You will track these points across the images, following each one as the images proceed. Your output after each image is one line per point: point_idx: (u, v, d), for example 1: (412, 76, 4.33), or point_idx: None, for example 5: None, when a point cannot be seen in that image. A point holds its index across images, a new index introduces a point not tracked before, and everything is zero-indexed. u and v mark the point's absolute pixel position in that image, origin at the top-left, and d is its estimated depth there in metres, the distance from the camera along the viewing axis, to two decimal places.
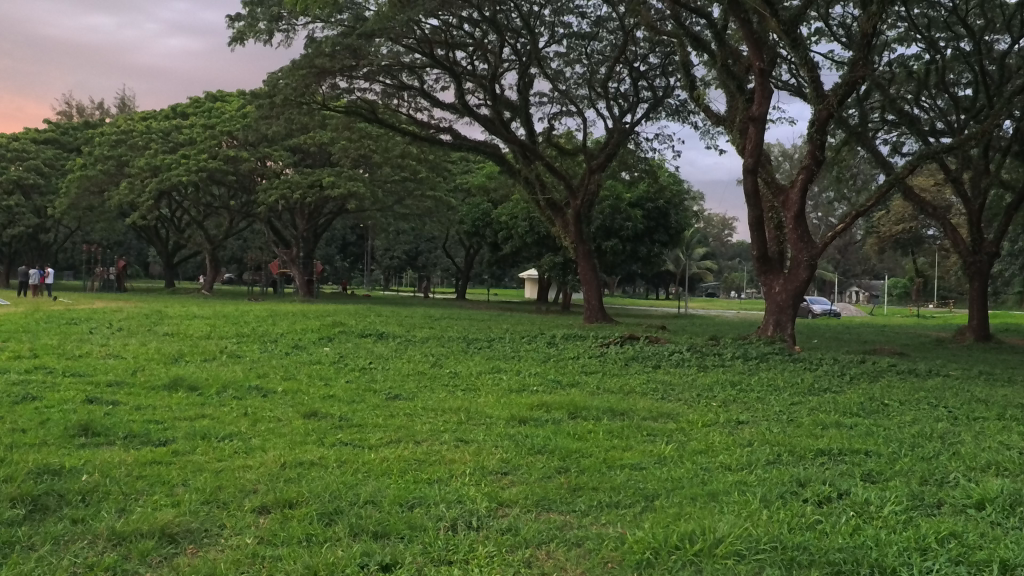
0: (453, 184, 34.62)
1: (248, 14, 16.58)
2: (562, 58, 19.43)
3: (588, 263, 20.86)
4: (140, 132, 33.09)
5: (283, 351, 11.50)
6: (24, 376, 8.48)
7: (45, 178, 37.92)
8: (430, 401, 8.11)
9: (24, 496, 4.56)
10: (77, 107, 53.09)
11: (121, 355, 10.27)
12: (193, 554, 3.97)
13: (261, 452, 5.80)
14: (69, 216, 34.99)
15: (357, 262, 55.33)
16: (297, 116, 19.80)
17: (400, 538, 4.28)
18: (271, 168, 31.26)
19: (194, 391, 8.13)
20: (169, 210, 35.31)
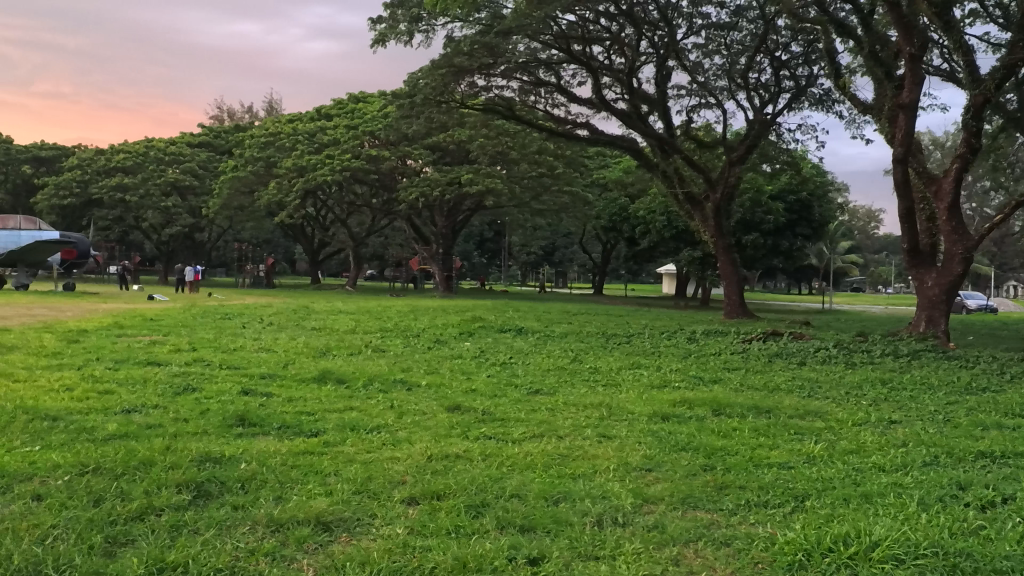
0: (590, 180, 34.54)
1: (389, 17, 16.97)
2: (700, 50, 19.08)
3: (728, 258, 20.46)
4: (287, 134, 34.29)
5: (426, 345, 11.71)
6: (184, 368, 8.89)
7: (199, 181, 39.79)
8: (570, 397, 8.11)
9: (189, 483, 4.79)
10: (229, 112, 55.66)
11: (272, 350, 10.62)
12: (346, 543, 4.07)
13: (408, 445, 5.91)
14: (222, 215, 36.53)
15: (494, 258, 55.97)
16: (437, 115, 20.12)
17: (547, 533, 4.29)
18: (411, 166, 31.94)
19: (341, 384, 8.38)
20: (315, 210, 36.46)
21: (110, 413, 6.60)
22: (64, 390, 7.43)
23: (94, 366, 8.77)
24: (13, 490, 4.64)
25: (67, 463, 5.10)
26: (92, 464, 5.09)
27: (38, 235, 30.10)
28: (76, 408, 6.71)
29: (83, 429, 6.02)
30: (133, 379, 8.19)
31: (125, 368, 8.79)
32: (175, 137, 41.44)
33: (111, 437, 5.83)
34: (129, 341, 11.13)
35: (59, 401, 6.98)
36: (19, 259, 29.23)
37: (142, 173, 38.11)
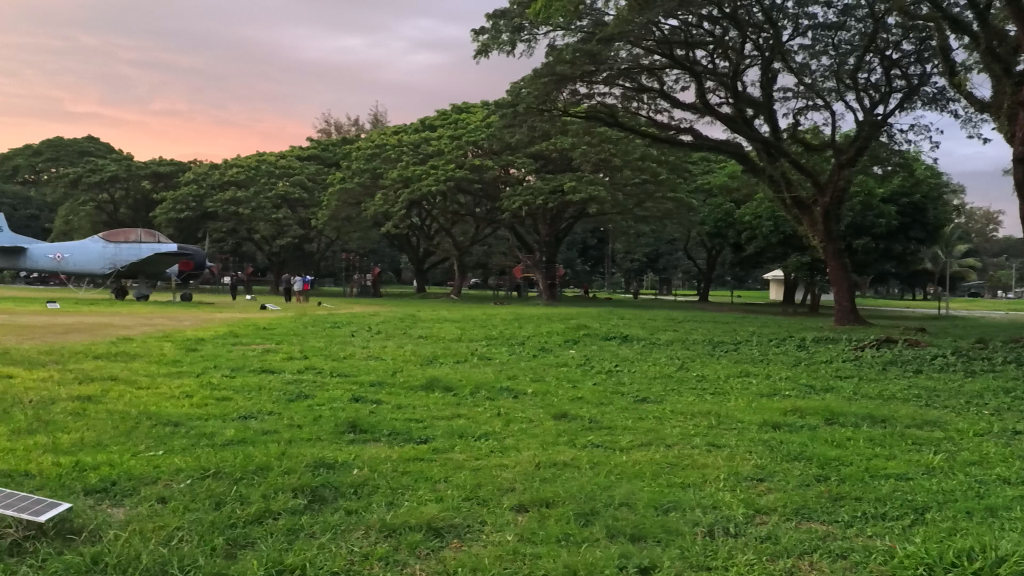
0: (694, 186, 34.17)
1: (492, 27, 17.12)
2: (806, 51, 18.71)
3: (838, 264, 19.95)
4: (393, 146, 34.94)
5: (530, 353, 11.75)
6: (296, 376, 9.12)
7: (308, 193, 40.82)
8: (678, 405, 8.02)
9: (304, 488, 4.91)
10: (337, 125, 57.09)
11: (380, 357, 10.81)
12: (457, 549, 4.11)
13: (516, 452, 5.94)
14: (330, 226, 37.35)
15: (598, 265, 55.85)
16: (539, 123, 20.20)
17: (657, 542, 4.25)
18: (513, 175, 32.12)
19: (449, 392, 8.47)
20: (420, 221, 37.00)
21: (228, 419, 6.82)
22: (184, 397, 7.70)
23: (212, 374, 9.06)
24: (140, 492, 4.84)
25: (188, 467, 5.30)
26: (213, 468, 5.27)
27: (157, 247, 31.44)
28: (195, 414, 6.94)
29: (203, 434, 6.23)
30: (248, 386, 8.43)
31: (241, 376, 9.06)
32: (284, 151, 42.66)
33: (229, 442, 6.02)
34: (243, 349, 11.48)
35: (179, 407, 7.24)
36: (140, 270, 30.50)
37: (255, 187, 39.29)
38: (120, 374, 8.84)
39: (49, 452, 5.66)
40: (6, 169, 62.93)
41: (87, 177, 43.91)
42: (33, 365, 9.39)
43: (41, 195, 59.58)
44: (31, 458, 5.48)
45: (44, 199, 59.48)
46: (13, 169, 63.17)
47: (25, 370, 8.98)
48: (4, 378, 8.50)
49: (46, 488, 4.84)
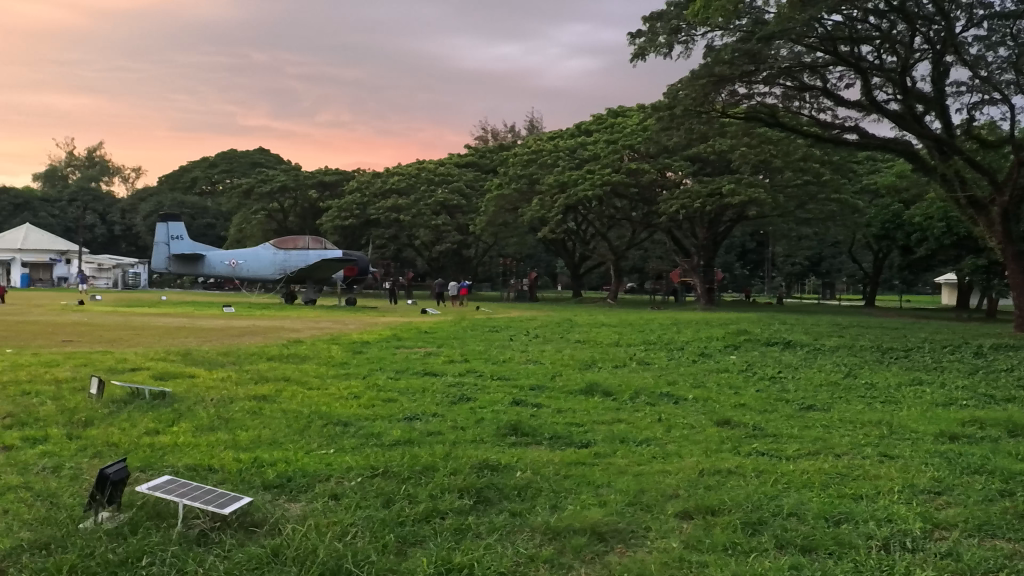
0: (859, 186, 32.93)
1: (649, 30, 17.02)
2: (981, 42, 17.77)
3: (1018, 266, 18.81)
4: (549, 151, 35.15)
5: (690, 359, 11.57)
6: (458, 379, 9.29)
7: (466, 200, 41.56)
8: (846, 414, 7.74)
9: (470, 489, 4.99)
10: (493, 132, 57.95)
11: (539, 361, 10.89)
12: (622, 554, 4.10)
13: (678, 459, 5.87)
14: (488, 232, 37.92)
15: (757, 269, 54.59)
16: (697, 125, 19.93)
17: (829, 554, 4.12)
18: (670, 179, 31.76)
19: (608, 396, 8.44)
20: (575, 226, 37.09)
21: (394, 420, 7.02)
22: (352, 398, 7.95)
23: (379, 375, 9.38)
24: (313, 488, 5.04)
25: (358, 465, 5.48)
26: (382, 467, 5.43)
27: (324, 254, 32.60)
28: (364, 415, 7.16)
29: (372, 435, 6.43)
30: (412, 388, 8.64)
31: (405, 378, 9.31)
32: (443, 159, 43.61)
33: (396, 442, 6.19)
34: (407, 352, 11.76)
35: (348, 408, 7.51)
36: (307, 276, 31.72)
37: (415, 194, 40.35)
38: (292, 375, 9.23)
39: (230, 448, 5.96)
40: (186, 181, 66.73)
41: (258, 187, 46.20)
42: (214, 366, 9.91)
43: (217, 205, 62.96)
44: (214, 453, 5.79)
45: (219, 209, 62.81)
46: (192, 181, 66.95)
47: (207, 371, 9.50)
48: (188, 377, 9.01)
49: (228, 483, 5.11)
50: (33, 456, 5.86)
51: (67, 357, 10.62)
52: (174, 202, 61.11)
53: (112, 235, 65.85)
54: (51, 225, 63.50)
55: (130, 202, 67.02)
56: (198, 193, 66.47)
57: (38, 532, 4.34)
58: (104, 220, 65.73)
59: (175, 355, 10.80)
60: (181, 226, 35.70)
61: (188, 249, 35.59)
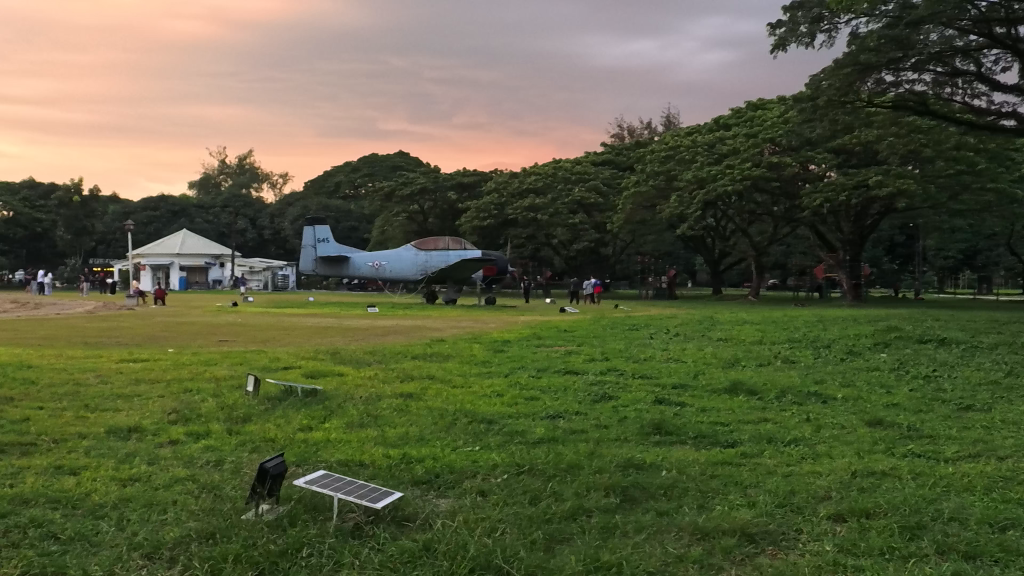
0: (1017, 174, 31.21)
1: (790, 20, 16.58)
2: None
3: None
4: (687, 147, 34.72)
5: (839, 357, 11.20)
6: (599, 377, 9.30)
7: (604, 198, 41.46)
8: (1009, 415, 7.35)
9: (616, 487, 4.99)
10: (630, 129, 57.63)
11: (681, 360, 10.78)
12: (773, 556, 4.02)
13: (829, 459, 5.71)
14: (625, 230, 37.74)
15: (907, 264, 52.45)
16: (841, 115, 19.32)
17: (995, 562, 3.93)
18: (814, 172, 30.90)
19: (753, 395, 8.28)
20: (714, 223, 36.50)
21: (537, 418, 7.07)
22: (494, 396, 8.05)
23: (521, 374, 9.46)
24: (461, 484, 5.13)
25: (504, 463, 5.54)
26: (528, 465, 5.48)
27: (464, 253, 33.07)
28: (507, 412, 7.26)
29: (516, 433, 6.49)
30: (554, 387, 8.67)
31: (547, 376, 9.36)
32: (580, 158, 43.67)
33: (539, 441, 6.23)
34: (548, 350, 11.86)
35: (492, 405, 7.61)
36: (447, 276, 32.29)
37: (553, 194, 40.56)
38: (435, 373, 9.42)
39: (380, 444, 6.13)
40: (330, 186, 68.99)
41: (399, 190, 47.35)
42: (361, 364, 10.23)
43: (360, 208, 64.77)
44: (365, 449, 5.96)
45: (362, 212, 64.60)
46: (336, 186, 69.12)
47: (355, 369, 9.80)
48: (337, 375, 9.31)
49: (379, 478, 5.25)
50: (198, 450, 6.19)
51: (225, 355, 11.18)
52: (319, 206, 63.24)
53: (262, 239, 68.60)
54: (206, 230, 66.73)
55: (279, 207, 69.67)
56: (341, 197, 68.55)
57: (205, 521, 4.57)
58: (254, 225, 68.53)
59: (324, 353, 11.20)
60: (327, 228, 36.88)
61: (334, 250, 36.74)
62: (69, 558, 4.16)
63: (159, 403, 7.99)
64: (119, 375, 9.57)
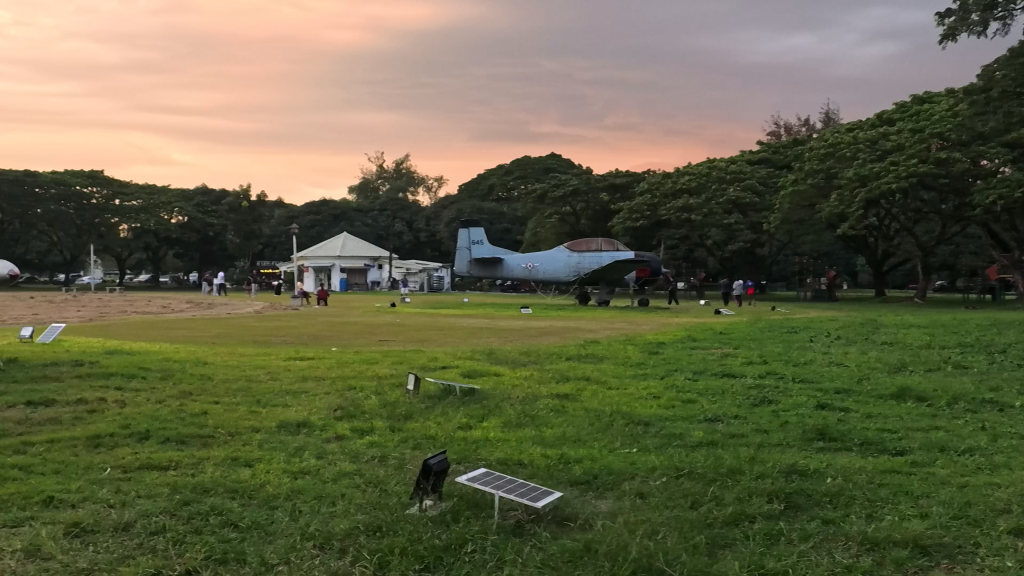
0: None
1: (960, 9, 15.80)
2: None
3: None
4: (848, 144, 33.55)
5: (1016, 363, 10.57)
6: (758, 381, 9.10)
7: (759, 198, 40.53)
8: None
9: (779, 494, 4.88)
10: (787, 127, 56.16)
11: (843, 364, 10.43)
12: (949, 570, 3.85)
13: (1008, 471, 5.41)
14: (782, 230, 36.78)
15: None
16: (1017, 108, 18.28)
17: None
18: (985, 167, 29.32)
19: (922, 402, 7.93)
20: (877, 222, 35.14)
21: (695, 422, 6.99)
22: (651, 398, 8.00)
23: (676, 376, 9.36)
24: (619, 486, 5.12)
25: (663, 465, 5.51)
26: (687, 468, 5.43)
27: (616, 254, 32.95)
28: (664, 415, 7.21)
29: (673, 435, 6.44)
30: (711, 390, 8.55)
31: (704, 380, 9.24)
32: (734, 157, 42.85)
33: (698, 444, 6.16)
34: (703, 353, 11.71)
35: (648, 407, 7.57)
36: (600, 277, 32.28)
37: (707, 194, 39.96)
38: (591, 374, 9.44)
39: (538, 444, 6.19)
40: (484, 189, 70.06)
41: (552, 192, 47.65)
42: (517, 364, 10.35)
43: (513, 211, 65.45)
44: (523, 449, 6.04)
45: (515, 214, 65.26)
46: (489, 188, 70.10)
47: (512, 369, 9.94)
48: (494, 375, 9.45)
49: (538, 478, 5.31)
50: (362, 445, 6.41)
51: (385, 354, 11.54)
52: (473, 209, 64.29)
53: (418, 242, 70.22)
54: (365, 233, 68.89)
55: (434, 210, 71.22)
56: (495, 200, 69.48)
57: (372, 515, 4.72)
58: (410, 228, 70.25)
59: (481, 353, 11.40)
60: (481, 230, 37.44)
61: (487, 252, 37.28)
62: (247, 545, 4.38)
63: (326, 399, 8.31)
64: (288, 372, 10.02)
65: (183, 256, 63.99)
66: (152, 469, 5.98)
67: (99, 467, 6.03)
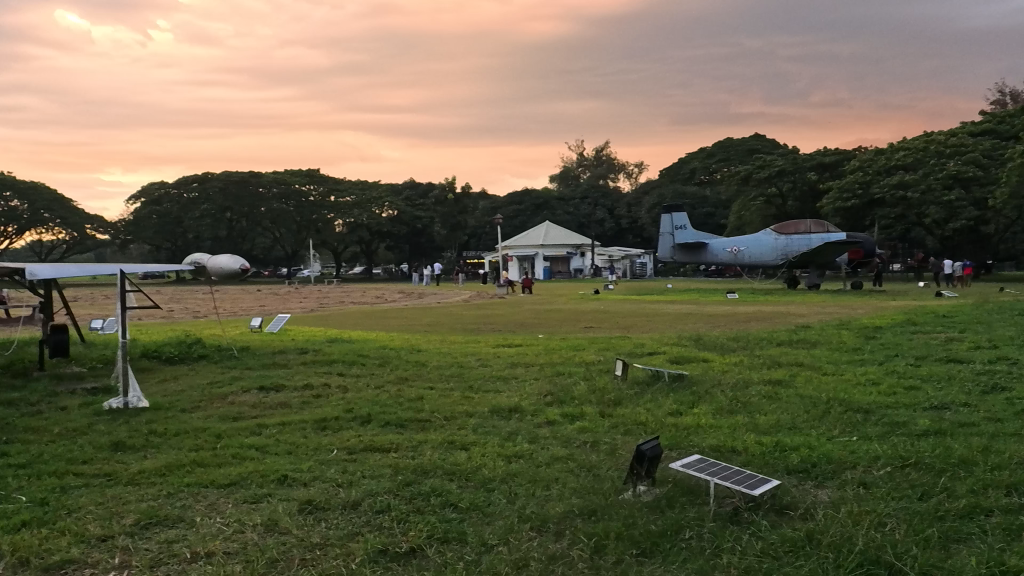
0: None
1: None
2: None
3: None
4: None
5: None
6: (988, 367, 8.52)
7: (984, 170, 37.85)
8: None
9: (1018, 486, 4.57)
10: (1014, 94, 52.22)
11: None
12: None
13: None
14: (1010, 205, 34.23)
15: None
16: None
17: None
18: None
19: None
20: None
21: (919, 410, 6.63)
22: (871, 386, 7.65)
23: (896, 362, 8.90)
24: (840, 476, 4.94)
25: (886, 455, 5.27)
26: (913, 458, 5.17)
27: (827, 236, 31.68)
28: (883, 402, 6.89)
29: (896, 424, 6.14)
30: (935, 377, 8.10)
31: (926, 366, 8.74)
32: (955, 130, 40.27)
33: (924, 434, 5.84)
34: (926, 337, 11.07)
35: (868, 394, 7.25)
36: (809, 260, 31.21)
37: (924, 170, 37.80)
38: (805, 360, 9.14)
39: (752, 432, 6.05)
40: (685, 173, 69.07)
41: (757, 174, 46.41)
42: (725, 351, 10.13)
43: (716, 194, 64.14)
44: (737, 436, 5.93)
45: (719, 197, 63.97)
46: (691, 172, 69.00)
47: (721, 355, 9.75)
48: (703, 361, 9.34)
49: (753, 465, 5.20)
50: (573, 431, 6.48)
51: (591, 341, 11.61)
52: (675, 194, 63.49)
53: (620, 228, 69.98)
54: (567, 221, 69.37)
55: (635, 196, 70.84)
56: (697, 183, 68.32)
57: (587, 499, 4.78)
58: (612, 215, 70.14)
59: (688, 340, 11.25)
60: (684, 215, 36.89)
61: (691, 237, 36.75)
62: (467, 525, 4.53)
63: (536, 386, 8.44)
64: (497, 359, 10.24)
65: (394, 249, 66.53)
66: (375, 451, 6.27)
67: (327, 449, 6.39)
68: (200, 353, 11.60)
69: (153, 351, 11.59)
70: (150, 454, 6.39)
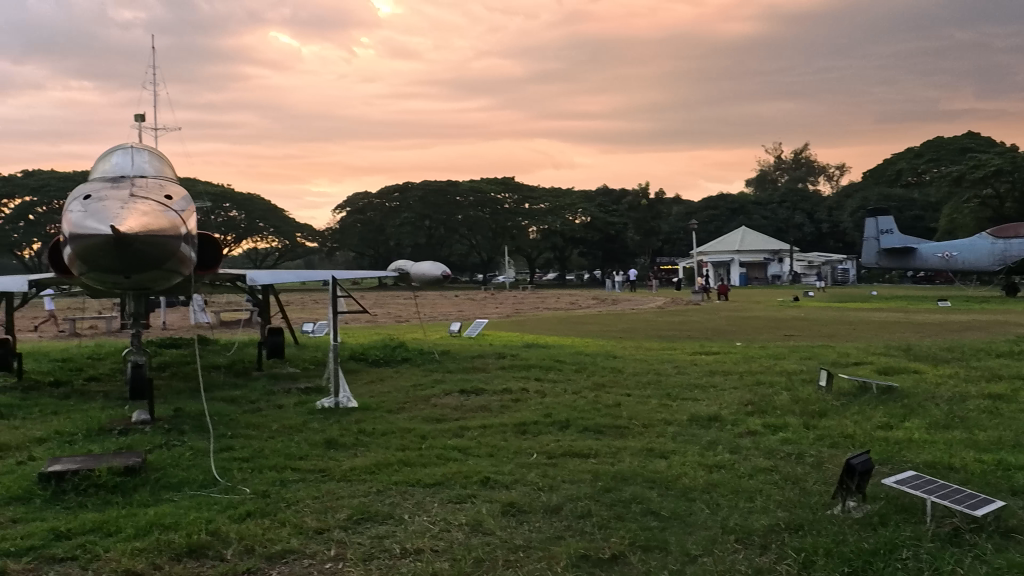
0: None
1: None
2: None
3: None
4: None
5: None
6: None
7: None
8: None
9: None
10: None
11: None
12: None
13: None
14: None
15: None
16: None
17: None
18: None
19: None
20: None
21: None
22: None
23: None
24: None
25: None
26: None
27: None
28: None
29: None
30: None
31: None
32: None
33: None
34: None
35: None
36: None
37: None
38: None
39: (970, 449, 5.72)
40: (891, 174, 65.97)
41: (971, 174, 43.74)
42: (937, 362, 9.62)
43: (925, 197, 60.93)
44: (954, 452, 5.63)
45: (927, 199, 60.76)
46: (898, 174, 65.82)
47: (933, 367, 9.26)
48: (913, 373, 8.90)
49: (973, 484, 4.93)
50: (776, 442, 6.32)
51: (792, 350, 11.28)
52: (880, 196, 60.73)
53: (820, 233, 67.51)
54: (764, 226, 67.53)
55: (837, 199, 68.23)
56: (904, 184, 65.07)
57: (794, 513, 4.67)
58: (812, 219, 67.78)
59: (899, 350, 10.72)
60: (890, 219, 35.16)
61: (898, 242, 35.00)
62: (670, 534, 4.51)
63: (735, 394, 8.29)
64: (694, 366, 10.13)
65: (587, 255, 66.71)
66: (575, 457, 6.34)
67: (527, 453, 6.51)
68: (404, 356, 12.05)
69: (360, 354, 12.14)
70: (359, 452, 6.71)
